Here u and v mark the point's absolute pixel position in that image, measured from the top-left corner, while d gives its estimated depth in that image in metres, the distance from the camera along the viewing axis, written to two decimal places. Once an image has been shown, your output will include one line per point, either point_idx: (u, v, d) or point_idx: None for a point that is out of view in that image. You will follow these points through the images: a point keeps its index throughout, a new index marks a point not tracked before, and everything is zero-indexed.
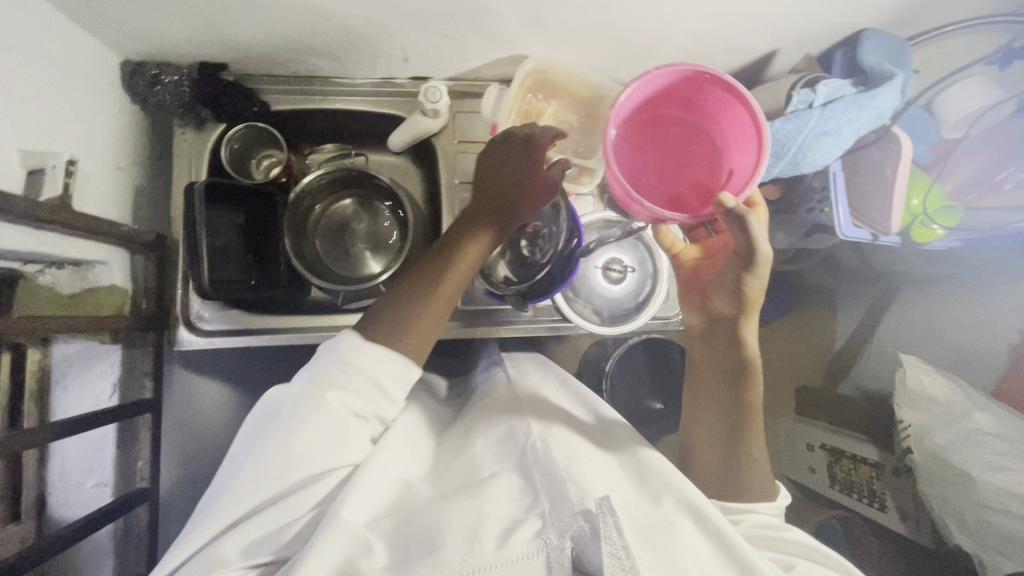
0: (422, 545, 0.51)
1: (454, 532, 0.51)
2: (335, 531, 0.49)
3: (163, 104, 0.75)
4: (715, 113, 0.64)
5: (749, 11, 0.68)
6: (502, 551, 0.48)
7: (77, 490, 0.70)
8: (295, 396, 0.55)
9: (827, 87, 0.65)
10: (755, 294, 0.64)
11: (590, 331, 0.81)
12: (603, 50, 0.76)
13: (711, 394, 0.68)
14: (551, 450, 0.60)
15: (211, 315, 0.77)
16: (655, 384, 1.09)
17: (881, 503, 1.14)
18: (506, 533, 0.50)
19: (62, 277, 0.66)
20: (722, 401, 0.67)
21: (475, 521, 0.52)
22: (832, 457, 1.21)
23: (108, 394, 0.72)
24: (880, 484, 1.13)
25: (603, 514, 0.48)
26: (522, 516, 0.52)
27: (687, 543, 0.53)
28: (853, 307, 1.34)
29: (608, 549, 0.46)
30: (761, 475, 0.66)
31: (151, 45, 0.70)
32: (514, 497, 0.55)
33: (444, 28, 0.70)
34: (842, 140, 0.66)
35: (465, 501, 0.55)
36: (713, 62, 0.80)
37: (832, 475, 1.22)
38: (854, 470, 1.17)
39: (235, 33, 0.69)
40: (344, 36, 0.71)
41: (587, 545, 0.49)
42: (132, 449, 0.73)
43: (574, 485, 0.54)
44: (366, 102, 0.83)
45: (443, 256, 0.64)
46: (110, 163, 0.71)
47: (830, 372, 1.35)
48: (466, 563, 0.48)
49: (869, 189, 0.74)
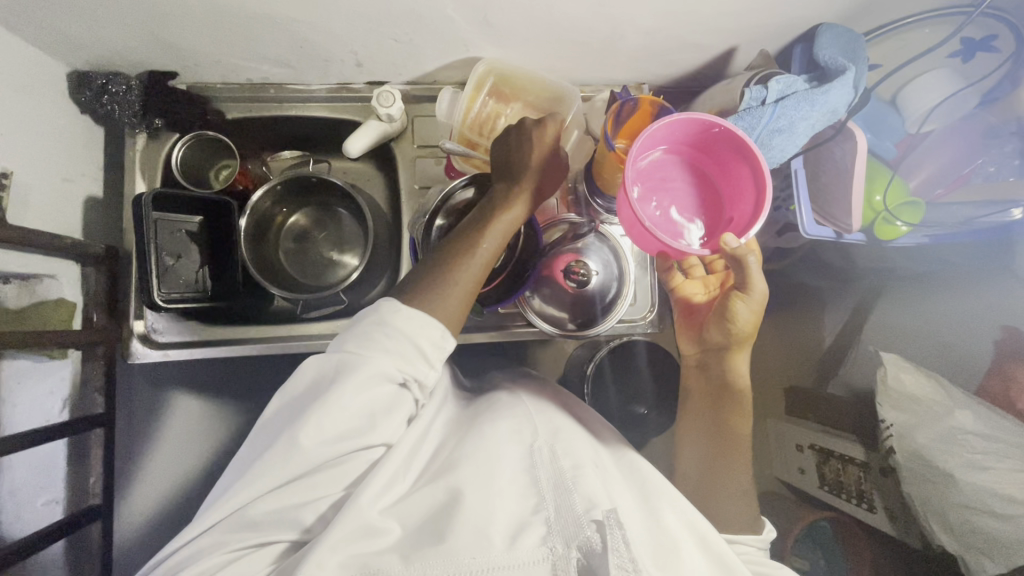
0: (439, 532, 0.51)
1: (471, 524, 0.50)
2: (354, 518, 0.50)
3: (113, 114, 0.74)
4: (727, 161, 0.63)
5: (699, 8, 0.67)
6: (513, 551, 0.49)
7: (27, 508, 0.68)
8: (331, 366, 0.53)
9: (780, 83, 0.62)
10: (745, 327, 0.70)
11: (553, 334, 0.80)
12: (558, 50, 0.75)
13: (699, 417, 0.74)
14: (558, 457, 0.58)
15: (167, 328, 0.76)
16: (638, 388, 1.07)
17: (869, 504, 1.12)
18: (517, 533, 0.50)
19: (9, 293, 0.66)
20: (711, 421, 0.73)
21: (486, 518, 0.51)
22: (821, 457, 1.18)
23: (59, 410, 0.70)
24: (868, 484, 1.12)
25: (608, 523, 0.48)
26: (528, 517, 0.52)
27: (691, 558, 0.54)
28: (840, 301, 1.27)
29: (615, 561, 0.47)
30: (746, 505, 0.68)
31: (94, 55, 0.69)
32: (520, 493, 0.54)
33: (392, 32, 0.69)
34: (796, 137, 0.65)
35: (478, 490, 0.53)
36: (672, 60, 0.79)
37: (821, 475, 1.19)
38: (842, 470, 1.14)
39: (179, 41, 0.68)
40: (291, 42, 0.70)
41: (596, 558, 0.49)
42: (87, 465, 0.73)
43: (581, 494, 0.52)
44: (322, 108, 0.82)
45: (484, 215, 0.61)
46: (55, 174, 0.71)
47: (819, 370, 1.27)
48: (478, 560, 0.48)
49: (830, 185, 0.72)
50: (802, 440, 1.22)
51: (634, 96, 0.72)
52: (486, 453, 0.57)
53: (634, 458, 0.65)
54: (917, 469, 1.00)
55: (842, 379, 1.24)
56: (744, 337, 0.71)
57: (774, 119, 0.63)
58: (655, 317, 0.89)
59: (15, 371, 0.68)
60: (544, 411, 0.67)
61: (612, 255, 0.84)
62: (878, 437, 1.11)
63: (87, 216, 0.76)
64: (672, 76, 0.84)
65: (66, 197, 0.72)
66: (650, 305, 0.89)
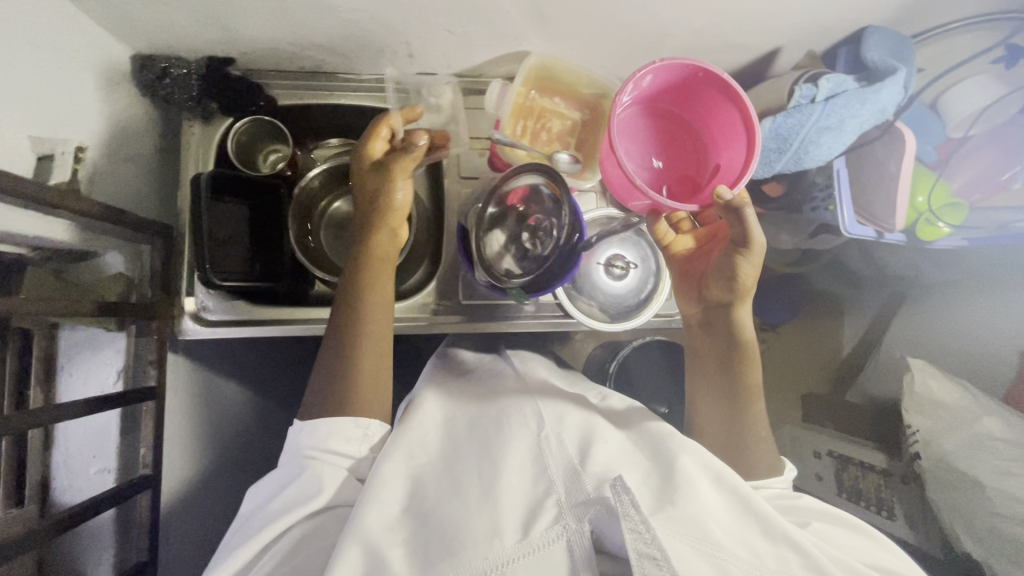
0: (443, 543, 0.51)
1: (477, 528, 0.51)
2: (351, 543, 0.51)
3: (171, 97, 0.76)
4: (708, 112, 0.68)
5: (749, 8, 0.68)
6: (523, 543, 0.50)
7: (81, 477, 0.70)
8: (283, 473, 0.62)
9: (830, 82, 0.63)
10: (750, 283, 0.68)
11: (589, 326, 0.82)
12: (605, 47, 0.77)
13: (711, 376, 0.74)
14: (563, 443, 0.60)
15: (217, 306, 0.77)
16: (658, 386, 1.06)
17: (889, 512, 1.10)
18: (527, 523, 0.52)
19: (66, 265, 0.68)
20: (723, 380, 0.72)
21: (492, 514, 0.53)
22: (840, 465, 1.17)
23: (112, 380, 0.73)
24: (888, 492, 1.10)
25: (619, 496, 0.49)
26: (540, 503, 0.54)
27: (706, 503, 0.53)
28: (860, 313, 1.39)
29: (628, 526, 0.47)
30: (767, 453, 0.70)
31: (159, 38, 0.71)
32: (528, 483, 0.56)
33: (447, 24, 0.71)
34: (845, 134, 0.66)
35: (475, 492, 0.55)
36: (716, 60, 0.81)
37: (839, 483, 1.17)
38: (862, 478, 1.13)
39: (240, 28, 0.70)
40: (348, 32, 0.72)
41: (603, 522, 0.51)
42: (136, 437, 0.76)
43: (590, 474, 0.55)
44: (371, 98, 0.84)
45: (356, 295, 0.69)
46: (119, 154, 0.72)
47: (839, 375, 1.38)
48: (490, 561, 0.49)
49: (874, 185, 0.73)
50: (821, 447, 1.22)
51: None
52: (488, 462, 0.59)
53: (652, 427, 0.65)
54: (943, 474, 1.01)
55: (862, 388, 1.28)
56: (748, 291, 0.69)
57: (824, 117, 0.64)
58: None
59: (73, 341, 0.70)
60: (548, 399, 0.68)
61: (650, 249, 0.87)
62: (903, 441, 1.12)
63: (147, 196, 0.78)
64: None
65: (126, 175, 0.74)
66: None
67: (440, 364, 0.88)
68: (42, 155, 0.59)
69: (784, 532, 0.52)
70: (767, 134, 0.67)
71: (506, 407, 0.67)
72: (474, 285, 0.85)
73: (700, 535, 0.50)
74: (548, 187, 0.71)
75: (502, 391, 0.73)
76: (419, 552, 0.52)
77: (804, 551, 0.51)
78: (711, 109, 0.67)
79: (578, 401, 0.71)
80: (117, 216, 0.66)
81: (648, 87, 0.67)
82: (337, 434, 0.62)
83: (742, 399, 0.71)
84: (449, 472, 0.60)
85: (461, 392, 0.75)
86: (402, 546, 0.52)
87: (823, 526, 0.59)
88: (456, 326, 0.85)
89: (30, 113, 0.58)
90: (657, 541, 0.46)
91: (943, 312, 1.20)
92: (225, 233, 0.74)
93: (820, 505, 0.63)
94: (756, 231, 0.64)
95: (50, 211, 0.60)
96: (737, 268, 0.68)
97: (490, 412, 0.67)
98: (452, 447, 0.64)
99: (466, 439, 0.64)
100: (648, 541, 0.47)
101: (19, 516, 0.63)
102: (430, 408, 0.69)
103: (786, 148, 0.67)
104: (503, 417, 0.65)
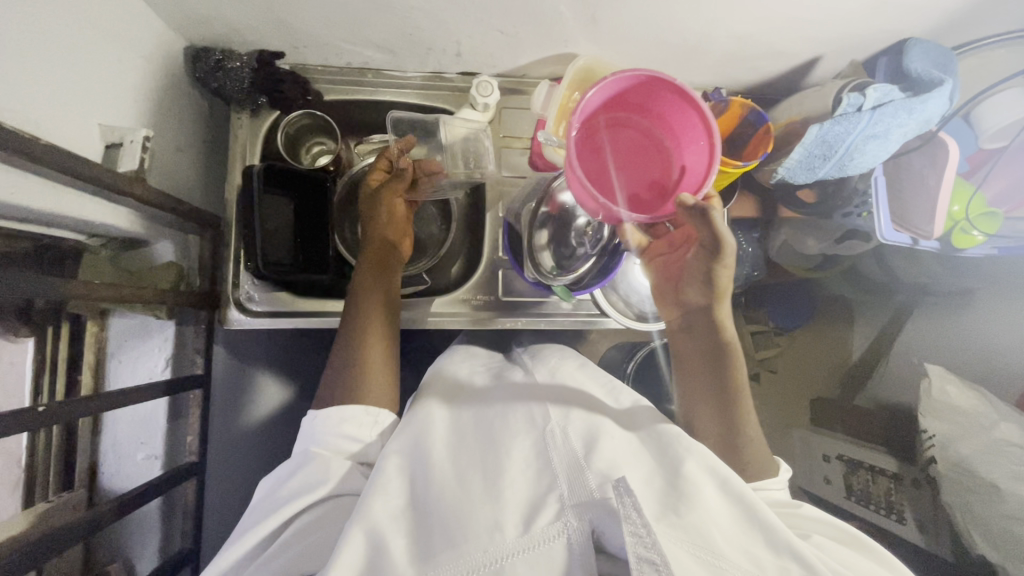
0: (442, 537, 0.48)
1: (478, 520, 0.48)
2: (355, 531, 0.49)
3: (223, 89, 0.76)
4: (666, 112, 0.61)
5: (799, 16, 0.70)
6: (524, 537, 0.47)
7: (128, 462, 0.73)
8: (294, 461, 0.62)
9: (878, 91, 0.65)
10: (723, 284, 0.68)
11: (622, 324, 0.82)
12: (652, 51, 0.78)
13: (699, 379, 0.71)
14: (568, 438, 0.56)
15: (261, 298, 0.78)
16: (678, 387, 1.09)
17: (899, 516, 1.11)
18: (527, 516, 0.48)
19: (122, 252, 0.70)
20: (712, 379, 0.70)
21: (495, 508, 0.49)
22: (849, 468, 1.19)
23: (160, 367, 0.74)
24: (898, 496, 1.12)
25: (620, 497, 0.45)
26: (542, 497, 0.50)
27: (709, 508, 0.51)
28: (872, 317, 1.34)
29: (630, 528, 0.43)
30: (761, 453, 0.67)
31: (215, 31, 0.72)
32: (530, 477, 0.53)
33: (500, 24, 0.72)
34: (889, 144, 0.68)
35: (479, 484, 0.52)
36: (757, 66, 0.82)
37: (847, 486, 1.19)
38: (871, 481, 1.14)
39: (296, 23, 0.71)
40: (401, 29, 0.73)
41: (602, 519, 0.47)
42: (182, 426, 0.76)
43: (594, 470, 0.51)
44: (415, 95, 0.85)
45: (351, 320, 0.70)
46: (172, 144, 0.73)
47: (845, 383, 1.37)
48: (489, 554, 0.46)
49: (913, 195, 0.75)
50: (829, 450, 1.24)
51: (725, 99, 0.76)
52: (493, 458, 0.55)
53: (664, 429, 0.62)
54: (958, 478, 1.04)
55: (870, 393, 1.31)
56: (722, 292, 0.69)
57: (871, 124, 0.66)
58: None
59: (121, 331, 0.73)
60: (555, 394, 0.64)
61: None
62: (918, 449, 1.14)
63: (197, 187, 0.79)
64: (753, 81, 0.87)
65: (179, 166, 0.74)
66: None
67: (455, 357, 0.83)
68: (111, 143, 0.60)
69: (790, 545, 0.49)
70: (814, 139, 0.68)
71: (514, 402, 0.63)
72: (513, 282, 0.86)
73: (704, 544, 0.47)
74: None
75: (503, 382, 0.69)
76: (417, 545, 0.49)
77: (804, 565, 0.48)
78: (670, 110, 0.60)
79: (585, 399, 0.65)
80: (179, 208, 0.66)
81: (598, 99, 0.58)
82: (349, 422, 0.62)
83: (732, 400, 0.69)
84: (451, 463, 0.56)
85: (465, 387, 0.71)
86: (404, 539, 0.50)
87: (823, 540, 0.56)
88: (491, 323, 0.86)
89: (97, 101, 0.59)
90: (659, 546, 0.42)
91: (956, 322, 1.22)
92: (281, 226, 0.75)
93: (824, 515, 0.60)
94: (727, 236, 0.62)
95: (116, 198, 0.61)
96: (713, 269, 0.67)
97: (496, 407, 0.64)
98: (459, 440, 0.61)
99: (471, 433, 0.61)
100: (649, 545, 0.43)
101: (69, 499, 0.67)
102: (434, 407, 0.65)
103: (831, 155, 0.69)
104: (507, 412, 0.62)
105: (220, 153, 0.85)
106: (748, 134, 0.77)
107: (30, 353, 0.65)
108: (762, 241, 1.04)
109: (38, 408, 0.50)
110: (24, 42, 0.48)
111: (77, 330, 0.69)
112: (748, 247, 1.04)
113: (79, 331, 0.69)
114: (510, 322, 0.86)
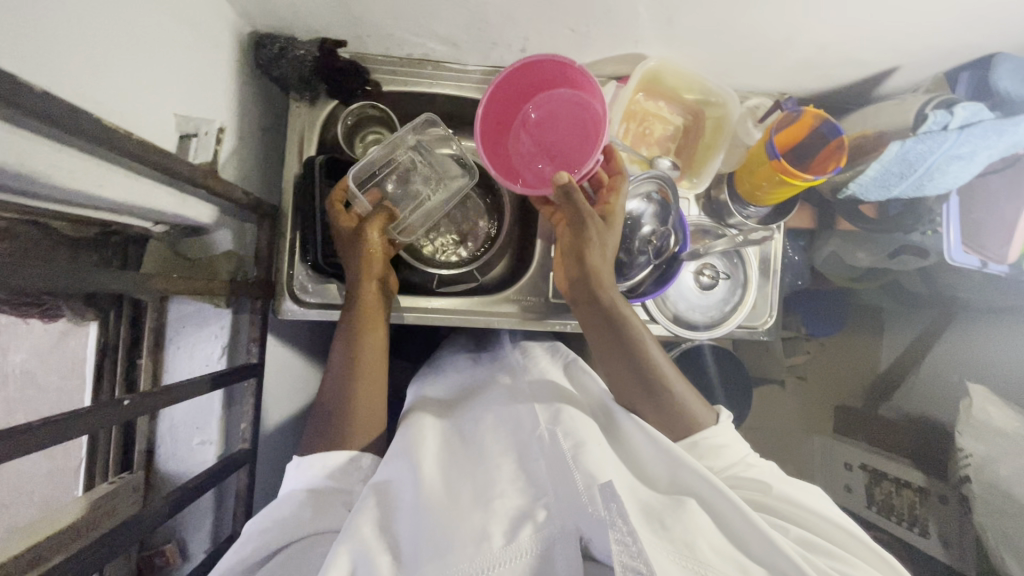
0: (429, 544, 0.46)
1: (465, 532, 0.47)
2: (340, 551, 0.46)
3: (285, 78, 0.75)
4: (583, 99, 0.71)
5: (886, 28, 0.67)
6: (511, 547, 0.46)
7: (185, 446, 0.77)
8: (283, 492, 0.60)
9: (966, 110, 0.66)
10: (598, 258, 0.67)
11: (664, 326, 0.81)
12: (724, 55, 0.76)
13: (614, 370, 0.66)
14: (560, 438, 0.54)
15: (315, 289, 0.77)
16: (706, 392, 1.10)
17: (922, 529, 1.10)
18: (514, 526, 0.47)
19: (183, 241, 0.70)
20: (631, 368, 0.64)
21: (484, 520, 0.48)
22: (872, 479, 1.19)
23: (216, 356, 0.76)
24: (923, 509, 1.10)
25: (606, 502, 0.44)
26: (530, 507, 0.49)
27: (698, 521, 0.49)
28: (902, 332, 1.31)
29: (615, 536, 0.43)
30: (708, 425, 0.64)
31: (280, 18, 0.70)
32: (520, 488, 0.52)
33: (574, 22, 0.70)
34: (972, 163, 0.71)
35: (472, 505, 0.51)
36: (830, 74, 0.79)
37: (870, 496, 1.20)
38: (895, 493, 1.14)
39: (363, 13, 0.69)
40: (472, 24, 0.71)
41: (589, 527, 0.46)
42: (235, 412, 0.79)
43: (582, 471, 0.49)
44: (475, 89, 0.83)
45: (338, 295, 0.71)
46: (235, 132, 0.72)
47: (871, 393, 1.34)
48: (475, 564, 0.44)
49: (983, 218, 0.81)
50: (851, 459, 1.25)
51: (797, 108, 0.72)
52: (485, 473, 0.55)
53: (627, 420, 0.61)
54: (992, 498, 0.96)
55: (895, 405, 1.28)
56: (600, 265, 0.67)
57: (957, 144, 0.67)
58: (774, 323, 0.91)
59: (180, 315, 0.75)
60: (546, 399, 0.63)
61: (738, 261, 0.87)
62: (951, 465, 1.08)
63: (258, 176, 0.80)
64: (822, 89, 0.84)
65: (240, 154, 0.74)
66: (769, 312, 0.90)
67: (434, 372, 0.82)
68: (184, 134, 0.61)
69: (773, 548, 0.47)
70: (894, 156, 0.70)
71: (508, 414, 0.62)
72: None
73: (690, 554, 0.45)
74: (659, 194, 0.75)
75: (497, 394, 0.69)
76: (412, 553, 0.48)
77: (777, 553, 0.47)
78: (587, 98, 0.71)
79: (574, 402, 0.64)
80: (250, 199, 0.68)
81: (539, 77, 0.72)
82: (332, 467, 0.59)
83: (665, 396, 0.63)
84: (444, 479, 0.55)
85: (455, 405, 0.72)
86: (389, 556, 0.47)
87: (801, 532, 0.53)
88: (541, 324, 0.84)
89: (175, 91, 0.58)
90: (644, 556, 0.42)
91: (992, 341, 1.14)
92: None
93: (793, 495, 0.56)
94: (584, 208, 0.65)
95: (186, 187, 0.60)
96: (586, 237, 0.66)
97: (490, 418, 0.64)
98: (448, 456, 0.60)
99: (461, 457, 0.60)
100: (635, 554, 0.42)
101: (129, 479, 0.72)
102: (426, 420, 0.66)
103: (910, 173, 0.70)
104: (499, 421, 0.62)
105: (275, 139, 0.85)
106: (820, 142, 0.74)
107: (93, 336, 0.69)
108: (808, 250, 1.01)
109: (123, 403, 0.49)
110: (112, 29, 0.47)
111: (139, 315, 0.73)
112: (795, 256, 1.01)
113: (140, 316, 0.73)
114: (560, 324, 0.84)
